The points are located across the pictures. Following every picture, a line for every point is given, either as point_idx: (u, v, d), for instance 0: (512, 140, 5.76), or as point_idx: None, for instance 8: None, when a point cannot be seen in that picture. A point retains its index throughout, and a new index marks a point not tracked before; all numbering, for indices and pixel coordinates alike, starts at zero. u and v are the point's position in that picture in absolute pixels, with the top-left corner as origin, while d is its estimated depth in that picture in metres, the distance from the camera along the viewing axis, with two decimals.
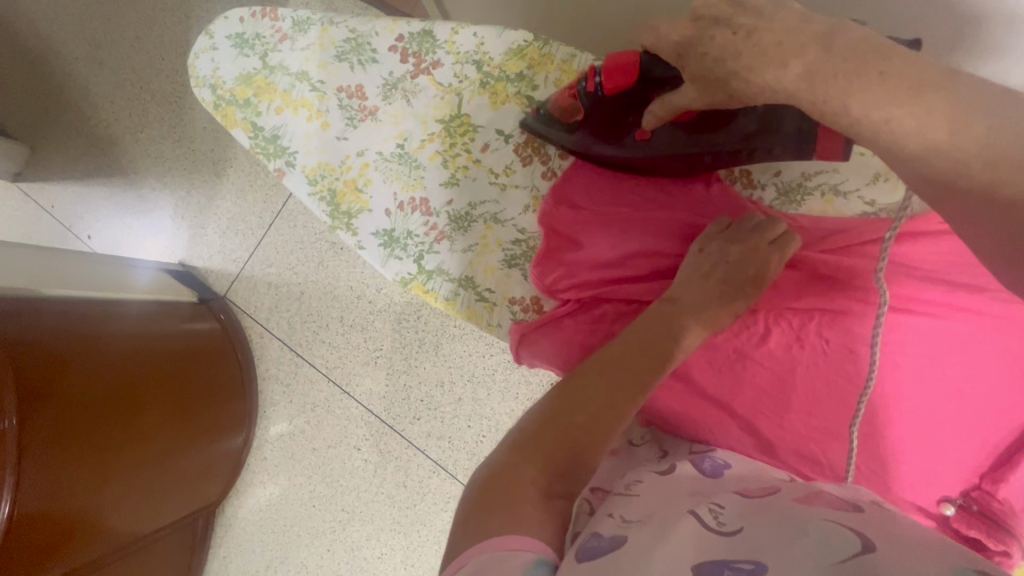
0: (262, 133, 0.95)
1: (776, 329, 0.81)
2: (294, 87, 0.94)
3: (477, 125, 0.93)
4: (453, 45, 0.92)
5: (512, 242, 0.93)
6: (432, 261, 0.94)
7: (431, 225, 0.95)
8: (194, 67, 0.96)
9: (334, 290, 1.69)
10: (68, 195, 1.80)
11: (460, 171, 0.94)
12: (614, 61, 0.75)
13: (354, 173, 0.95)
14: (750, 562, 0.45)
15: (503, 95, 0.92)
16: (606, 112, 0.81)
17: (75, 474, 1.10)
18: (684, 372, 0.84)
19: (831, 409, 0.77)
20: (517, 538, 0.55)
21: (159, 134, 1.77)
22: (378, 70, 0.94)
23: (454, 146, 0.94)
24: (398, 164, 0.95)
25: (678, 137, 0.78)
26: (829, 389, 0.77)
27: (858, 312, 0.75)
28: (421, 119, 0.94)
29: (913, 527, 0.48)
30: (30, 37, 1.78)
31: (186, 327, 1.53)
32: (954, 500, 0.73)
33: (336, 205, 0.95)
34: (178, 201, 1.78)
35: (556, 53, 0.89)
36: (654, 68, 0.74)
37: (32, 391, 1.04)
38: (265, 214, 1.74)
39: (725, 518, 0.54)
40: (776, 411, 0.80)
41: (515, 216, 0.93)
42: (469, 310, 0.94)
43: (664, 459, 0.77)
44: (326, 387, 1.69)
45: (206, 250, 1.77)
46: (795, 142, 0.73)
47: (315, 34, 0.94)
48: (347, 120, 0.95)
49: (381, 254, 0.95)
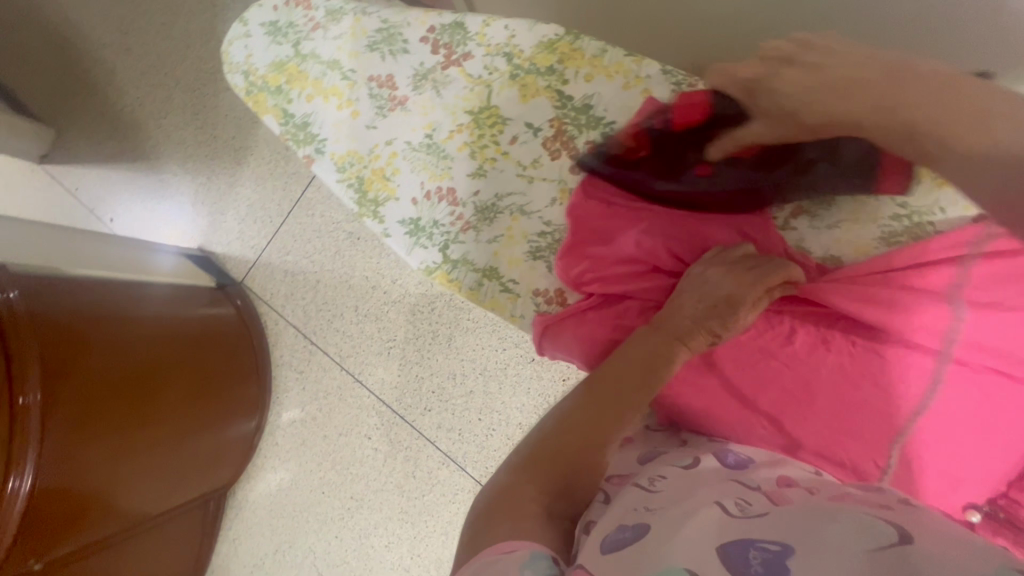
0: (293, 120, 0.96)
1: (802, 330, 0.81)
2: (325, 75, 0.95)
3: (507, 117, 0.93)
4: (484, 38, 0.91)
5: (538, 234, 0.94)
6: (457, 251, 0.95)
7: (457, 216, 0.95)
8: (228, 54, 0.97)
9: (350, 279, 1.71)
10: (93, 178, 1.84)
11: (488, 162, 0.94)
12: (684, 99, 0.81)
13: (382, 162, 0.96)
14: (777, 543, 0.46)
15: (533, 87, 0.92)
16: (676, 150, 0.83)
17: (92, 451, 1.12)
18: (706, 370, 0.84)
19: (854, 412, 0.77)
20: (514, 541, 0.57)
21: (182, 119, 1.79)
22: (409, 61, 0.94)
23: (483, 138, 0.94)
24: (426, 154, 0.96)
25: (743, 171, 0.80)
26: (855, 391, 0.77)
27: (886, 312, 0.75)
28: (451, 110, 0.94)
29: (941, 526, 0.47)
30: (60, 21, 1.81)
31: (203, 311, 1.56)
32: (980, 507, 0.72)
33: (364, 193, 0.96)
34: (199, 186, 1.80)
35: (588, 47, 0.89)
36: (723, 108, 0.78)
37: (54, 367, 1.07)
38: (284, 201, 1.76)
39: (752, 508, 0.55)
40: (798, 412, 0.79)
41: (542, 208, 0.93)
42: (493, 300, 0.95)
43: (684, 447, 0.78)
44: (339, 374, 1.70)
45: (225, 235, 1.80)
46: (851, 169, 0.77)
47: (348, 23, 0.95)
48: (377, 109, 0.96)
49: (407, 242, 0.97)
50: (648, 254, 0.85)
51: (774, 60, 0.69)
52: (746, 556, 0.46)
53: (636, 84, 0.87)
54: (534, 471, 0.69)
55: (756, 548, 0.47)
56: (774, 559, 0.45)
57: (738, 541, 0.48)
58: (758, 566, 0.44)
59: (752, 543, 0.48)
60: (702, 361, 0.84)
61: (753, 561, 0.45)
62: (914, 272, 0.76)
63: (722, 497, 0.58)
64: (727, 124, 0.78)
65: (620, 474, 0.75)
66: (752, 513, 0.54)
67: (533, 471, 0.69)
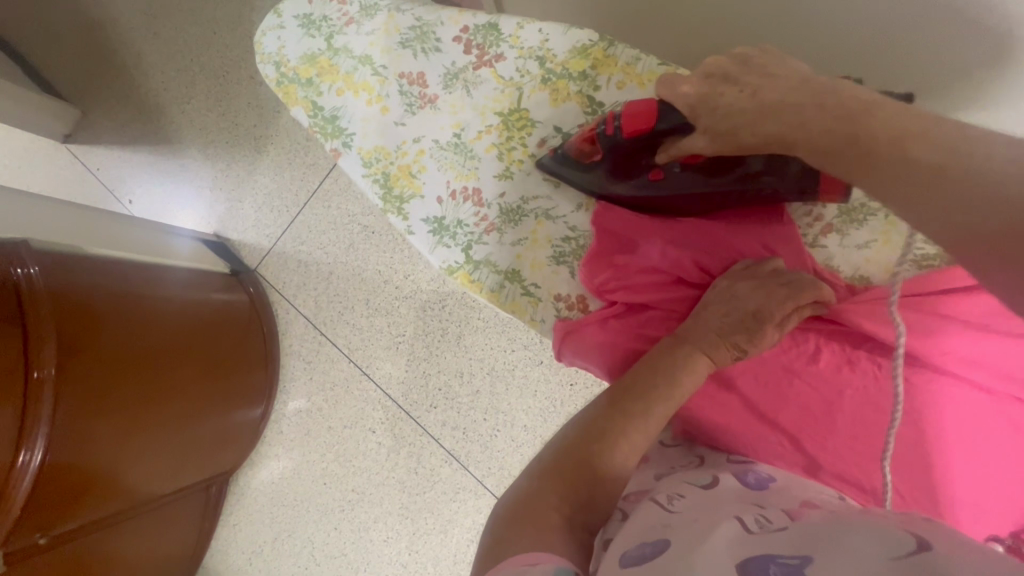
0: (321, 113, 0.96)
1: (827, 350, 0.80)
2: (356, 69, 0.95)
3: (536, 120, 0.93)
4: (518, 40, 0.92)
5: (562, 239, 0.93)
6: (480, 252, 0.95)
7: (482, 216, 0.95)
8: (260, 44, 0.98)
9: (363, 273, 1.71)
10: (115, 160, 1.86)
11: (515, 164, 0.94)
12: (636, 106, 0.80)
13: (409, 158, 0.96)
14: (797, 558, 0.45)
15: (564, 92, 0.91)
16: (622, 155, 0.83)
17: (101, 429, 1.13)
18: (727, 386, 0.83)
19: (878, 436, 0.75)
20: (535, 553, 0.56)
21: (205, 106, 1.81)
22: (441, 59, 0.94)
23: (511, 140, 0.94)
24: (453, 153, 0.96)
25: (692, 182, 0.81)
26: (879, 414, 0.76)
27: (913, 337, 0.74)
28: (480, 110, 0.95)
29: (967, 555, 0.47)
30: (91, 4, 1.83)
31: (217, 297, 1.57)
32: (1003, 539, 0.68)
33: (389, 188, 0.96)
34: (217, 173, 1.82)
35: (622, 54, 0.89)
36: (664, 117, 0.79)
37: (70, 343, 1.08)
38: (301, 192, 1.77)
39: (774, 524, 0.54)
40: (820, 432, 0.78)
41: (567, 213, 0.93)
42: (513, 302, 0.94)
43: (701, 466, 0.77)
44: (347, 367, 1.71)
45: (241, 223, 1.81)
46: (792, 181, 0.77)
47: (381, 19, 0.95)
48: (406, 106, 0.96)
49: (430, 240, 0.96)
50: (673, 265, 0.85)
51: (717, 77, 0.74)
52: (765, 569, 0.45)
53: None
54: (552, 479, 0.69)
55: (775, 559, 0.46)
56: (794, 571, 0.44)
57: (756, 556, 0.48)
58: None
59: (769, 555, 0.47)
60: (723, 376, 0.83)
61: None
62: (940, 294, 0.75)
63: (743, 514, 0.57)
64: (670, 133, 0.79)
65: (636, 490, 0.74)
66: (772, 529, 0.53)
67: (549, 479, 0.69)
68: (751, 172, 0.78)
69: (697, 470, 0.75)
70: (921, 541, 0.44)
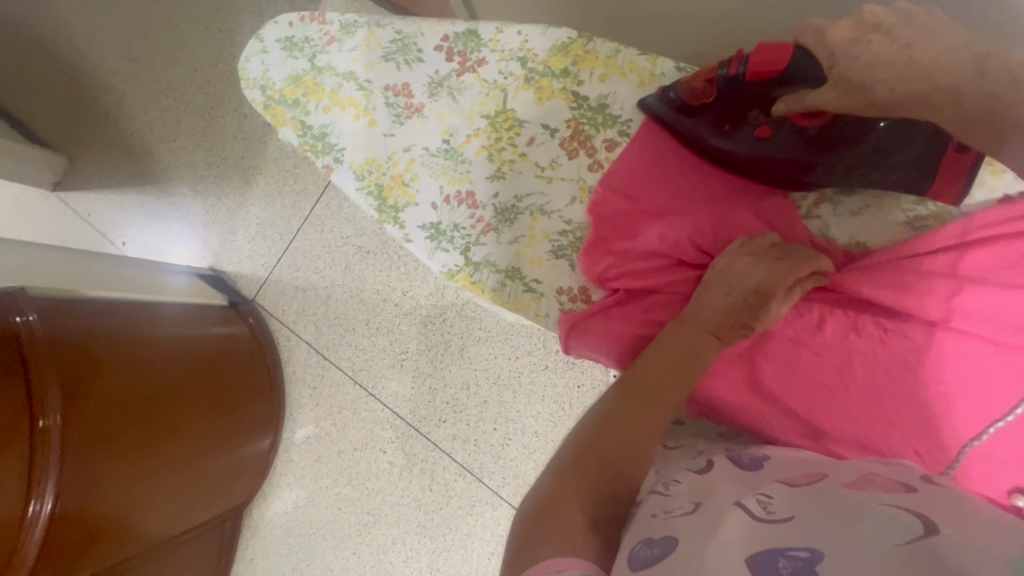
0: (311, 131, 0.97)
1: (831, 319, 0.80)
2: (341, 86, 0.97)
3: (522, 120, 0.95)
4: (498, 44, 0.94)
5: (559, 233, 0.94)
6: (478, 253, 0.94)
7: (477, 218, 0.96)
8: (245, 70, 0.99)
9: (361, 293, 1.71)
10: (105, 203, 1.86)
11: (506, 164, 0.95)
12: (769, 51, 0.81)
13: (400, 168, 0.97)
14: (805, 550, 0.46)
15: (548, 90, 0.93)
16: (753, 102, 0.84)
17: (110, 473, 1.12)
18: (736, 365, 0.83)
19: (889, 401, 0.74)
20: (562, 558, 0.57)
21: (192, 142, 1.82)
22: (424, 69, 0.96)
23: (499, 141, 0.96)
24: (443, 159, 0.97)
25: (798, 143, 0.81)
26: (890, 377, 0.75)
27: (917, 299, 0.74)
28: (467, 115, 0.96)
29: (978, 519, 0.47)
30: (71, 51, 1.85)
31: (217, 330, 1.57)
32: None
33: (383, 200, 0.96)
34: (208, 207, 1.82)
35: (601, 50, 0.92)
36: (805, 69, 0.80)
37: (74, 388, 1.08)
38: (294, 219, 1.77)
39: (774, 512, 0.53)
40: (831, 401, 0.77)
41: (561, 207, 0.94)
42: (517, 301, 0.94)
43: (704, 454, 0.77)
44: (352, 389, 1.70)
45: (235, 254, 1.81)
46: (912, 167, 0.77)
47: (362, 36, 0.97)
48: (393, 117, 0.97)
49: (428, 247, 0.96)
50: (673, 249, 0.85)
51: (871, 25, 0.75)
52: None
53: (651, 82, 0.91)
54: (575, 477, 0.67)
55: (781, 560, 0.45)
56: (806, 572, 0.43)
57: (759, 558, 0.46)
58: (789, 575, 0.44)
59: (776, 556, 0.46)
60: (732, 355, 0.83)
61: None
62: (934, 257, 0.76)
63: (736, 501, 0.57)
64: (795, 84, 0.81)
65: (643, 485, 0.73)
66: (777, 516, 0.53)
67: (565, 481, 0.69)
68: (878, 147, 0.77)
69: (698, 458, 0.75)
70: (925, 524, 0.45)
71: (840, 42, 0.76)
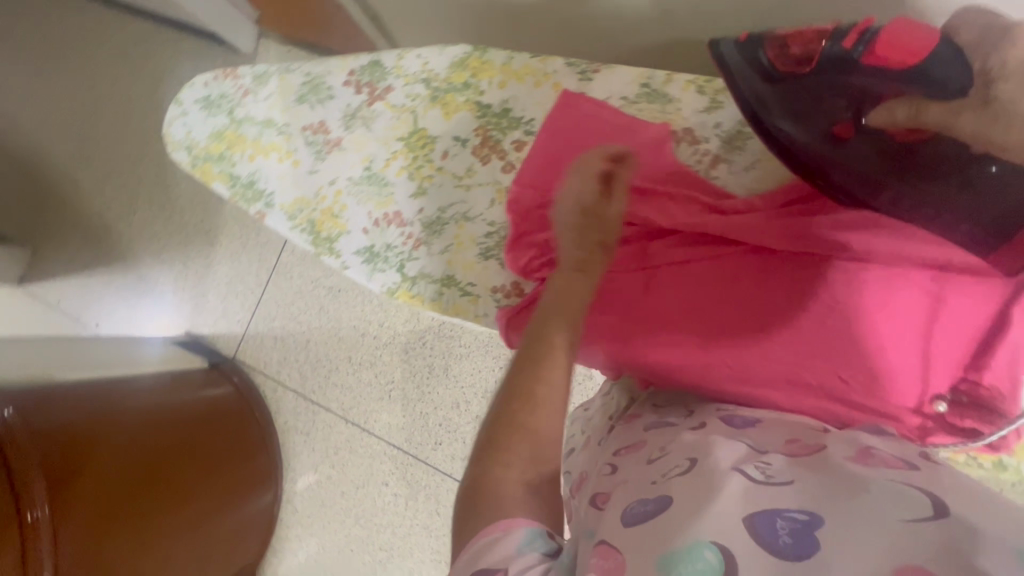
0: (240, 181, 1.01)
1: (733, 260, 0.78)
2: (262, 134, 1.00)
3: (434, 136, 0.98)
4: (401, 70, 0.97)
5: (484, 236, 0.98)
6: (412, 268, 1.00)
7: (408, 235, 1.01)
8: (169, 134, 1.03)
9: (339, 332, 1.73)
10: (74, 287, 1.87)
11: (426, 180, 0.99)
12: (908, 29, 0.60)
13: (329, 202, 1.01)
14: (805, 513, 0.45)
15: (454, 104, 0.97)
16: (847, 81, 0.64)
17: (111, 557, 1.11)
18: (662, 324, 0.82)
19: (809, 334, 0.71)
20: (505, 520, 0.55)
21: (151, 214, 1.84)
22: (336, 105, 0.99)
23: (417, 160, 0.99)
24: (368, 185, 1.00)
25: (872, 158, 0.64)
26: (802, 309, 0.71)
27: (800, 225, 0.72)
28: (383, 141, 0.99)
29: (979, 496, 0.45)
30: (18, 145, 1.87)
31: (201, 394, 1.56)
32: (945, 396, 0.69)
33: (317, 234, 1.02)
34: (177, 273, 1.84)
35: (496, 57, 0.94)
36: (944, 71, 0.57)
37: (58, 475, 1.06)
38: (262, 271, 1.79)
39: (774, 476, 0.51)
40: (752, 345, 0.74)
41: (483, 212, 0.98)
42: (456, 305, 1.01)
43: (692, 416, 0.74)
44: (345, 428, 1.70)
45: (210, 315, 1.82)
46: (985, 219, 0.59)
47: (274, 84, 0.99)
48: (315, 154, 1.01)
49: (366, 270, 1.02)
50: None
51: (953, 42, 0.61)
52: (775, 543, 0.43)
53: (545, 81, 0.93)
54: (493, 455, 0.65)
55: (780, 524, 0.44)
56: (805, 537, 0.42)
57: (757, 520, 0.45)
58: (789, 539, 0.42)
59: (773, 519, 0.45)
60: (652, 316, 0.82)
61: (786, 555, 0.41)
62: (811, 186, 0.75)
63: (735, 464, 0.53)
64: (927, 88, 0.58)
65: (627, 445, 0.74)
66: (778, 479, 0.50)
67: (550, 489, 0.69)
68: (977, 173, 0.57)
69: (689, 420, 0.73)
70: (939, 504, 0.42)
71: (1015, 50, 0.54)
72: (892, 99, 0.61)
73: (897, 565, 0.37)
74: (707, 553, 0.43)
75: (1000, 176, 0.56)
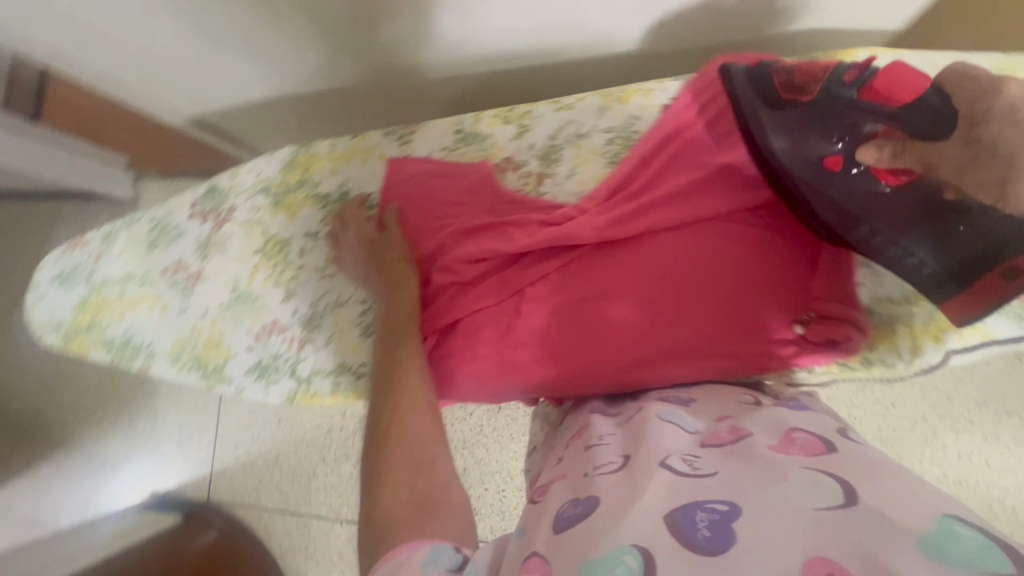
0: (115, 343, 1.12)
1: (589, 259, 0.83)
2: (125, 291, 1.11)
3: (287, 238, 1.04)
4: (237, 188, 1.05)
5: (360, 315, 1.02)
6: (304, 369, 1.04)
7: (290, 338, 1.05)
8: (35, 318, 1.14)
9: (306, 435, 1.68)
10: (24, 489, 1.78)
11: (291, 282, 1.04)
12: (899, 77, 0.66)
13: (208, 332, 1.08)
14: (723, 504, 0.44)
15: (294, 203, 1.04)
16: (851, 119, 0.67)
17: None
18: (545, 338, 0.82)
19: (673, 302, 0.76)
20: (419, 538, 0.55)
21: (80, 387, 1.77)
22: (187, 239, 1.08)
23: (278, 265, 1.05)
24: (240, 304, 1.06)
25: (859, 197, 0.67)
26: (660, 281, 0.77)
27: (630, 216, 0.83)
28: (240, 258, 1.06)
29: (897, 470, 0.45)
30: None
31: (181, 554, 1.47)
32: (803, 318, 0.78)
33: (205, 366, 1.08)
34: (122, 436, 1.76)
35: (319, 150, 1.03)
36: (932, 106, 0.62)
37: None
38: (211, 403, 1.74)
39: (701, 469, 0.50)
40: (631, 330, 0.77)
41: (349, 293, 1.03)
42: (352, 390, 1.03)
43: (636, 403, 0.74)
44: (343, 530, 1.62)
45: (169, 466, 1.74)
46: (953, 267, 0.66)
47: (121, 242, 1.11)
48: (182, 291, 1.08)
49: (261, 384, 1.06)
50: (449, 271, 0.91)
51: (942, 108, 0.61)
52: (695, 536, 0.42)
53: (375, 157, 1.02)
54: (378, 508, 0.62)
55: (699, 517, 0.43)
56: (724, 530, 0.41)
57: (680, 513, 0.44)
58: (709, 532, 0.41)
59: (694, 512, 0.44)
60: (534, 333, 0.82)
61: (706, 548, 0.40)
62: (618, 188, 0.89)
63: (664, 460, 0.53)
64: (913, 117, 0.62)
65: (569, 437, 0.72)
66: (703, 471, 0.50)
67: None
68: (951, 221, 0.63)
69: (628, 410, 0.73)
70: (847, 492, 0.42)
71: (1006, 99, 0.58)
72: (881, 133, 0.64)
73: (805, 558, 0.37)
74: (625, 556, 0.41)
75: (984, 227, 0.61)
